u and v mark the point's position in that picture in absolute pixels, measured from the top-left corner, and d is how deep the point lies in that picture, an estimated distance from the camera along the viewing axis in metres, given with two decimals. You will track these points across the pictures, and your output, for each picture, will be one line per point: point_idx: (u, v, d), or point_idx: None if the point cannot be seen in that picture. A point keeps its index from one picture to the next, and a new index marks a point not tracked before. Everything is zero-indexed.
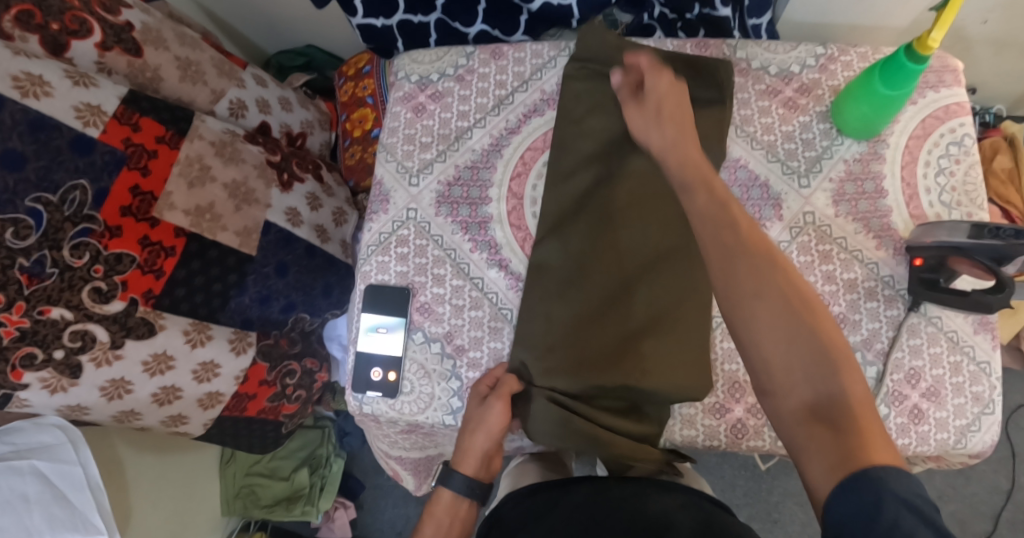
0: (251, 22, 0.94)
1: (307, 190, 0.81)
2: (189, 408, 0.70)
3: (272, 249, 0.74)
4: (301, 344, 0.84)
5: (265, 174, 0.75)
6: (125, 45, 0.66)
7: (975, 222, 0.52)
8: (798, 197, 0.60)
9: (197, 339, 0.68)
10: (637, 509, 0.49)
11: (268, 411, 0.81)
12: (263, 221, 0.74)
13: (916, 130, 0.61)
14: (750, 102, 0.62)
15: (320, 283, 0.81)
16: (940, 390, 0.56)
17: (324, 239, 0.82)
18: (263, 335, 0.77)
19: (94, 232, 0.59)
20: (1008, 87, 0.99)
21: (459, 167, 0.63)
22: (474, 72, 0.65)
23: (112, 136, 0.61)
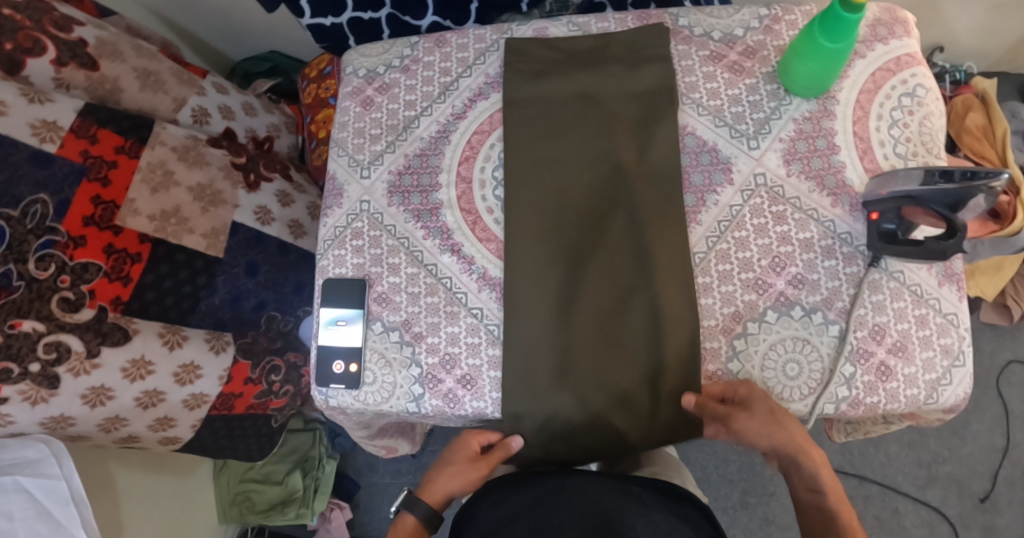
0: (215, 31, 0.96)
1: (276, 189, 0.81)
2: (176, 410, 0.69)
3: (241, 249, 0.75)
4: (282, 341, 0.81)
5: (230, 176, 0.76)
6: (80, 59, 0.66)
7: (928, 168, 0.51)
8: (748, 159, 0.59)
9: (173, 341, 0.68)
10: (605, 503, 0.47)
11: (256, 407, 0.80)
12: (231, 222, 0.74)
13: (866, 83, 0.60)
14: (695, 69, 0.62)
15: (292, 280, 0.80)
16: (907, 344, 0.55)
17: (299, 234, 0.82)
18: (240, 334, 0.76)
19: (58, 242, 0.59)
20: (975, 41, 0.98)
21: (408, 156, 0.63)
22: (420, 62, 0.66)
23: (71, 150, 0.62)
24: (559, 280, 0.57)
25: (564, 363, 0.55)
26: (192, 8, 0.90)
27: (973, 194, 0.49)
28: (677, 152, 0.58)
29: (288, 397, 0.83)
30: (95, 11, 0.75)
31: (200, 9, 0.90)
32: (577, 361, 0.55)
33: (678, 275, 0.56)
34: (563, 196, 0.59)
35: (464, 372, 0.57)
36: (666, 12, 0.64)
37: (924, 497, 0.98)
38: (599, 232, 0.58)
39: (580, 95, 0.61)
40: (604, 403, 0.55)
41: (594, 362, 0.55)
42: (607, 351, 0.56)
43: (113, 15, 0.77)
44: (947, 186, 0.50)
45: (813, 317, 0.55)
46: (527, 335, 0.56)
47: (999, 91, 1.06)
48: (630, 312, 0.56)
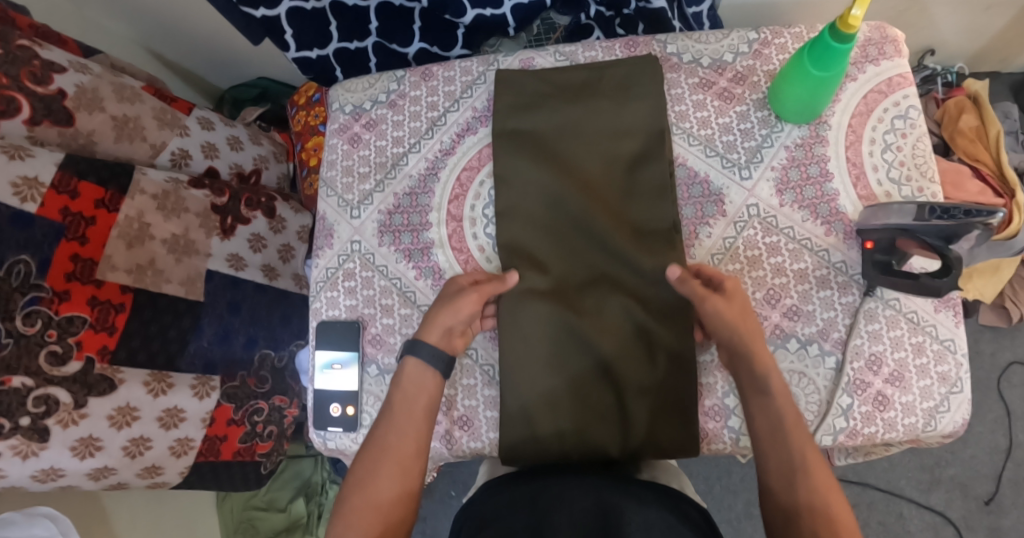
0: (203, 59, 0.95)
1: (250, 232, 0.82)
2: (163, 456, 0.70)
3: (221, 289, 0.77)
4: (271, 383, 0.83)
5: (206, 222, 0.77)
6: (56, 116, 0.65)
7: (922, 203, 0.49)
8: (740, 190, 0.58)
9: (158, 389, 0.69)
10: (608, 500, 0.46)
11: (244, 453, 0.81)
12: (204, 270, 0.75)
13: (859, 106, 0.60)
14: (685, 97, 0.61)
15: (278, 312, 0.83)
16: (905, 373, 0.55)
17: (272, 277, 0.84)
18: (229, 377, 0.77)
19: (43, 298, 0.59)
20: (967, 43, 0.98)
21: (398, 194, 0.62)
22: (406, 97, 0.65)
23: (50, 208, 0.61)
24: (547, 314, 0.56)
25: (557, 393, 0.56)
26: (175, 39, 0.89)
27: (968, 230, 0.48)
28: (667, 188, 0.58)
29: (274, 440, 0.85)
30: (79, 51, 0.73)
31: (185, 40, 0.90)
32: (569, 391, 0.56)
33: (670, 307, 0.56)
34: (551, 229, 0.59)
35: (461, 413, 0.57)
36: (654, 38, 0.63)
37: (929, 501, 0.98)
38: (588, 265, 0.58)
39: (568, 127, 0.60)
40: (597, 433, 0.55)
41: (585, 393, 0.56)
42: (598, 384, 0.56)
43: (97, 54, 0.76)
44: (941, 222, 0.48)
45: (809, 349, 0.55)
46: (518, 371, 0.56)
47: (992, 91, 1.05)
48: (621, 346, 0.56)
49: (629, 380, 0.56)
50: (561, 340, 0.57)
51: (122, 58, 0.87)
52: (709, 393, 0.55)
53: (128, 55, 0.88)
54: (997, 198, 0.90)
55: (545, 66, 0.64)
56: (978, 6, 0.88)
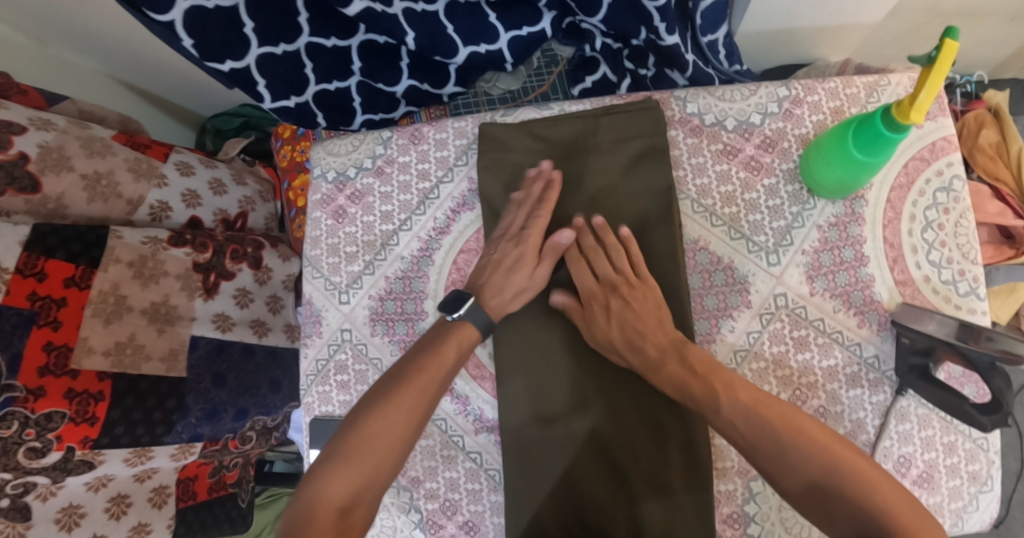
0: (180, 91, 0.87)
1: (234, 288, 0.76)
2: (145, 511, 0.69)
3: (203, 364, 0.70)
4: (256, 441, 0.80)
5: (188, 283, 0.71)
6: (19, 183, 0.58)
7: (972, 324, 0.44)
8: (768, 277, 0.53)
9: (139, 460, 0.66)
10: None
11: (219, 490, 0.81)
12: (189, 338, 0.69)
13: (899, 178, 0.54)
14: (707, 167, 0.54)
15: (266, 379, 0.77)
16: (934, 474, 0.52)
17: (261, 332, 0.78)
18: (212, 441, 0.74)
19: (18, 398, 0.55)
20: (991, 51, 0.91)
21: (390, 278, 0.57)
22: (394, 163, 0.58)
23: (17, 294, 0.56)
24: (545, 395, 0.53)
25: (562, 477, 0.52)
26: (152, 71, 0.81)
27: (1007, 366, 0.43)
28: (675, 252, 0.52)
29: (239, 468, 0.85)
30: (41, 100, 0.65)
31: (162, 71, 0.81)
32: (574, 475, 0.52)
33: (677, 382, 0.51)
34: (553, 308, 0.54)
35: (466, 518, 0.54)
36: (671, 97, 0.56)
37: None
38: (591, 338, 0.53)
39: (564, 183, 0.55)
40: (603, 523, 0.51)
41: (592, 481, 0.51)
42: (599, 469, 0.52)
43: (61, 99, 0.69)
44: (988, 348, 0.43)
45: None
46: (513, 452, 0.53)
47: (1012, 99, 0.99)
48: (626, 426, 0.52)
49: (635, 462, 0.51)
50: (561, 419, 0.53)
51: (95, 98, 0.76)
52: (728, 500, 0.52)
53: (104, 94, 0.78)
54: (1016, 219, 0.87)
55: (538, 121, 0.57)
56: (1008, 17, 0.81)
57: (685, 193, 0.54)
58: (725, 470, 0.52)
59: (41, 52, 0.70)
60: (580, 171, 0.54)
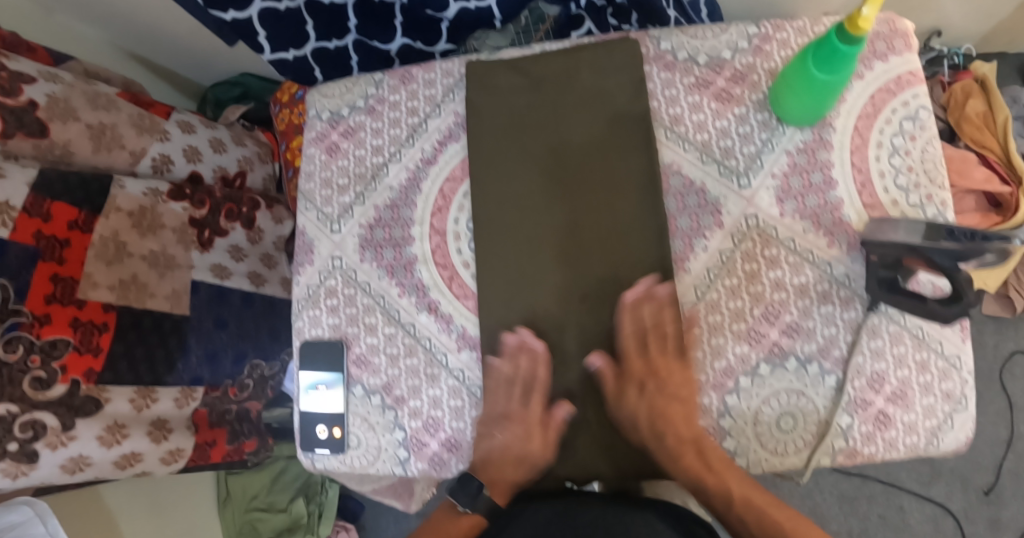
0: (181, 61, 0.92)
1: (228, 244, 0.78)
2: (153, 466, 0.69)
3: (206, 308, 0.74)
4: (252, 390, 0.81)
5: (184, 236, 0.73)
6: (28, 128, 0.62)
7: (933, 224, 0.47)
8: (739, 199, 0.55)
9: (143, 404, 0.67)
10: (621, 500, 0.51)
11: (232, 454, 0.82)
12: (189, 282, 0.73)
13: (865, 108, 0.56)
14: (680, 99, 0.57)
15: (265, 327, 0.81)
16: (907, 391, 0.53)
17: (259, 283, 0.81)
18: (212, 387, 0.75)
19: (23, 324, 0.57)
20: (974, 24, 0.94)
21: (378, 207, 0.60)
22: (385, 102, 0.61)
23: (24, 232, 0.58)
24: (532, 324, 0.55)
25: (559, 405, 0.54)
26: (154, 42, 0.86)
27: (980, 254, 0.45)
28: (654, 187, 0.55)
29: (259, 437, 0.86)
30: (48, 59, 0.70)
31: (164, 44, 0.87)
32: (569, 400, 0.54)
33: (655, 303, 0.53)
34: (537, 241, 0.56)
35: (449, 435, 0.56)
36: (647, 35, 0.59)
37: (928, 492, 0.98)
38: (579, 269, 0.55)
39: (548, 119, 0.57)
40: (591, 446, 0.54)
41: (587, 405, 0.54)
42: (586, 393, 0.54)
43: (69, 59, 0.73)
44: (950, 243, 0.45)
45: (808, 368, 0.53)
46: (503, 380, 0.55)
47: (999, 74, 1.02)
48: (609, 351, 0.54)
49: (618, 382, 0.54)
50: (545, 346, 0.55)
51: (95, 61, 0.82)
52: (704, 415, 0.53)
53: (105, 61, 0.85)
54: (1004, 186, 0.89)
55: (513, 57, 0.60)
56: None
57: (659, 123, 0.57)
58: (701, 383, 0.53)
59: (47, 20, 0.77)
60: (558, 107, 0.57)
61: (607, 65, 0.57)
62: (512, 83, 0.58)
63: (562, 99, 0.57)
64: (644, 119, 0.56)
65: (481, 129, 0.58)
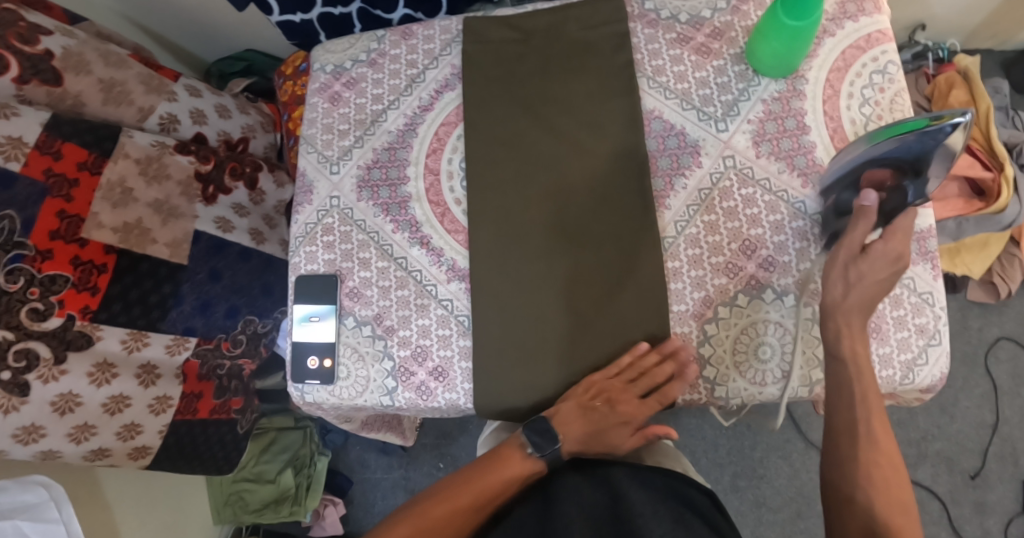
0: (188, 33, 0.98)
1: (231, 202, 0.81)
2: (142, 414, 0.70)
3: (203, 257, 0.76)
4: (245, 346, 0.81)
5: (189, 190, 0.76)
6: (43, 75, 0.66)
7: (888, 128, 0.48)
8: (716, 142, 0.58)
9: (134, 346, 0.69)
10: (609, 475, 0.53)
11: (220, 413, 0.80)
12: (192, 231, 0.75)
13: (837, 62, 0.59)
14: (662, 52, 0.61)
15: (258, 283, 0.82)
16: (882, 325, 0.55)
17: (260, 240, 0.83)
18: (205, 339, 0.76)
19: (26, 256, 0.60)
20: (956, 18, 0.99)
21: (376, 150, 0.63)
22: (386, 55, 0.65)
23: (34, 168, 0.62)
24: (524, 258, 0.58)
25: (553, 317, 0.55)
26: (165, 12, 0.92)
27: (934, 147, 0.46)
28: (636, 124, 0.58)
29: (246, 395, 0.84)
30: (64, 17, 0.75)
31: (175, 13, 0.93)
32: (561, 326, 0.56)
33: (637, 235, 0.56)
34: (527, 181, 0.59)
35: (436, 364, 0.57)
36: None
37: (915, 475, 0.98)
38: (568, 207, 0.58)
39: (538, 69, 0.61)
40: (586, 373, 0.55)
41: (579, 331, 0.56)
42: (574, 325, 0.56)
43: (84, 22, 0.78)
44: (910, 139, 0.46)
45: (785, 300, 0.55)
46: (493, 312, 0.57)
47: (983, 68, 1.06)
48: (595, 283, 0.56)
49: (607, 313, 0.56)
50: (535, 280, 0.57)
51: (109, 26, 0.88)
52: (684, 343, 0.55)
53: (119, 29, 0.90)
54: (986, 171, 0.87)
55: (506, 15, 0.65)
56: None
57: (642, 72, 0.61)
58: (682, 313, 0.55)
59: None
60: (548, 58, 0.61)
61: (593, 23, 0.61)
62: (504, 38, 0.62)
63: (552, 52, 0.61)
64: (628, 71, 0.60)
65: (475, 80, 0.62)
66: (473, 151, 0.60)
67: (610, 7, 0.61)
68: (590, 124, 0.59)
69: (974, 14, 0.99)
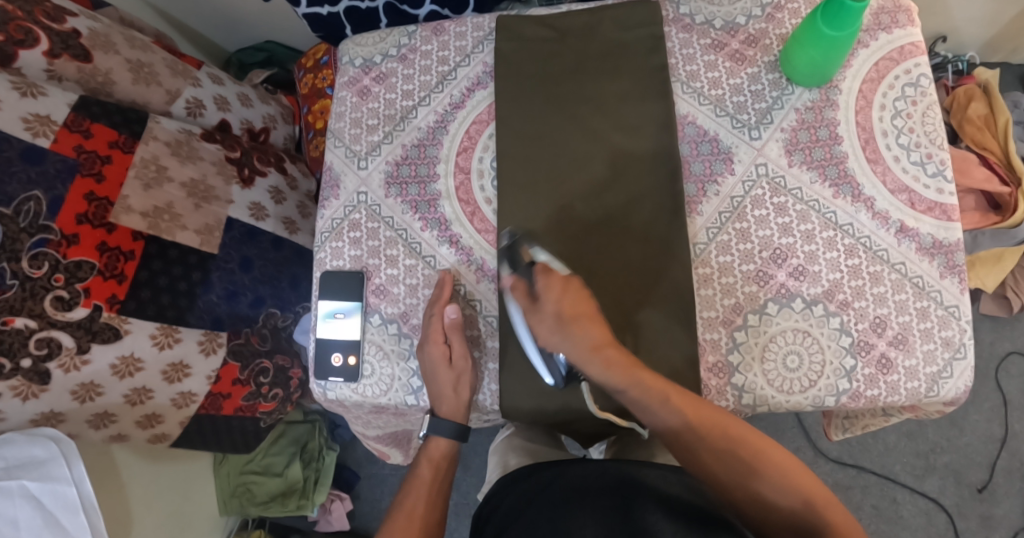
0: (209, 20, 0.97)
1: (269, 185, 0.81)
2: (164, 407, 0.69)
3: (235, 245, 0.75)
4: (273, 342, 0.81)
5: (224, 170, 0.76)
6: (73, 51, 0.65)
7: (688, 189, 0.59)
8: (749, 149, 0.58)
9: (165, 342, 0.67)
10: (641, 477, 0.49)
11: (244, 409, 0.79)
12: (225, 217, 0.74)
13: (870, 72, 0.59)
14: (696, 57, 0.61)
15: (287, 275, 0.81)
16: (908, 337, 0.54)
17: (293, 229, 0.83)
18: (235, 334, 0.75)
19: (51, 241, 0.58)
20: (979, 30, 1.00)
21: (406, 146, 0.62)
22: (417, 51, 0.65)
23: (64, 144, 0.61)
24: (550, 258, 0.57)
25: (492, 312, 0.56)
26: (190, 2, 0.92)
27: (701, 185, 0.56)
28: (670, 128, 0.58)
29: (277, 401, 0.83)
30: (87, 3, 0.75)
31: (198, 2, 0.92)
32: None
33: (670, 239, 0.56)
34: (560, 182, 0.59)
35: None
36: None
37: (922, 486, 1.00)
38: (600, 209, 0.58)
39: (571, 68, 0.61)
40: None
41: None
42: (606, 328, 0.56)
43: (106, 6, 0.77)
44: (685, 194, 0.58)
45: (814, 309, 0.55)
46: None
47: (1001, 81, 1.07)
48: (627, 285, 0.56)
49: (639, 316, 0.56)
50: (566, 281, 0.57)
51: (135, 13, 0.87)
52: (714, 349, 0.55)
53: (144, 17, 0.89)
54: (1003, 187, 0.90)
55: (539, 13, 0.64)
56: None
57: (676, 77, 0.61)
58: (711, 319, 0.56)
59: None
60: (582, 58, 0.61)
61: (629, 25, 0.61)
62: (538, 36, 0.62)
63: (586, 51, 0.61)
64: (662, 75, 0.59)
65: (508, 77, 0.61)
66: (505, 149, 0.60)
67: (646, 9, 0.61)
68: (624, 125, 0.59)
69: (996, 27, 0.99)
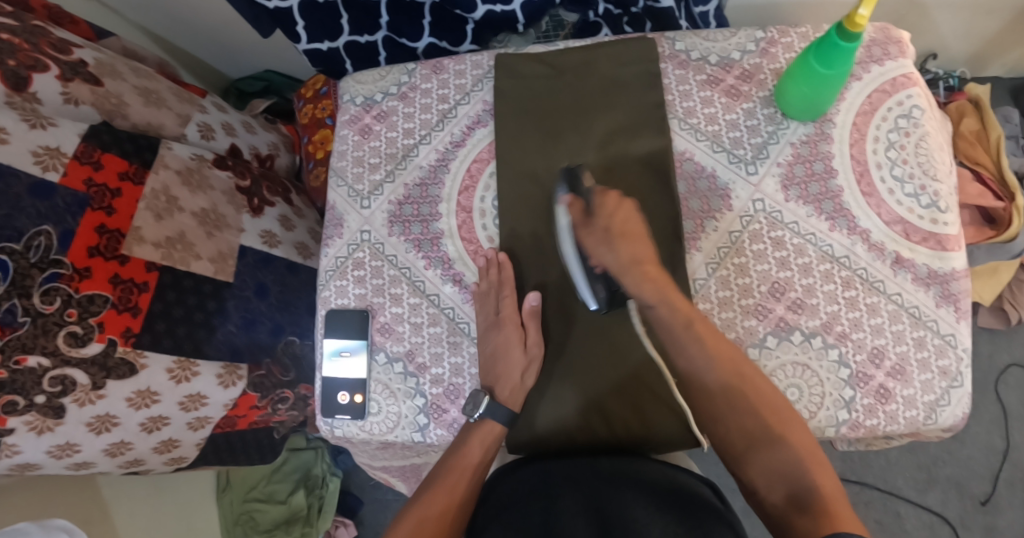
0: (211, 50, 0.98)
1: (278, 213, 0.83)
2: (180, 431, 0.70)
3: (249, 272, 0.75)
4: (295, 372, 0.83)
5: (234, 200, 0.77)
6: (83, 76, 0.65)
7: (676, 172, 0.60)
8: (746, 185, 0.59)
9: (182, 375, 0.67)
10: (654, 475, 0.49)
11: (259, 421, 0.82)
12: (238, 245, 0.75)
13: (863, 105, 0.60)
14: (692, 93, 0.62)
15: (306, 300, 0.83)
16: (906, 367, 0.55)
17: (306, 254, 0.85)
18: (256, 365, 0.76)
19: (63, 275, 0.57)
20: (968, 47, 1.01)
21: (408, 185, 0.63)
22: (417, 89, 0.65)
23: (73, 177, 0.60)
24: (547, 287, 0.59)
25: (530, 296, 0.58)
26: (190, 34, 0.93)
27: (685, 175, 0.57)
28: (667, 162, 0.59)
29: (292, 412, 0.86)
30: (89, 32, 0.75)
31: (199, 33, 0.93)
32: (579, 350, 0.57)
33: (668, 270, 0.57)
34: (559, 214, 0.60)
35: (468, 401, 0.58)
36: (663, 36, 0.64)
37: (925, 500, 1.01)
38: None
39: (567, 102, 0.62)
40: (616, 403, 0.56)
41: (598, 358, 0.56)
42: (604, 356, 0.56)
43: (109, 37, 0.78)
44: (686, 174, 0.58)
45: (813, 342, 0.56)
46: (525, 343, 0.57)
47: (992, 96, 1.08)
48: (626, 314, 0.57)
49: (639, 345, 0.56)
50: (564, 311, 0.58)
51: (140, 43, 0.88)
52: None
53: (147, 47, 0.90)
54: (998, 201, 0.90)
55: (536, 51, 0.65)
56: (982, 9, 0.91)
57: (673, 114, 0.62)
58: None
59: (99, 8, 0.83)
60: (578, 91, 0.62)
61: (624, 61, 0.62)
62: (533, 70, 0.63)
63: (582, 84, 0.62)
64: (659, 112, 0.60)
65: (505, 112, 0.62)
66: (503, 183, 0.61)
67: (641, 47, 0.62)
68: (620, 156, 0.60)
69: (985, 43, 1.01)
